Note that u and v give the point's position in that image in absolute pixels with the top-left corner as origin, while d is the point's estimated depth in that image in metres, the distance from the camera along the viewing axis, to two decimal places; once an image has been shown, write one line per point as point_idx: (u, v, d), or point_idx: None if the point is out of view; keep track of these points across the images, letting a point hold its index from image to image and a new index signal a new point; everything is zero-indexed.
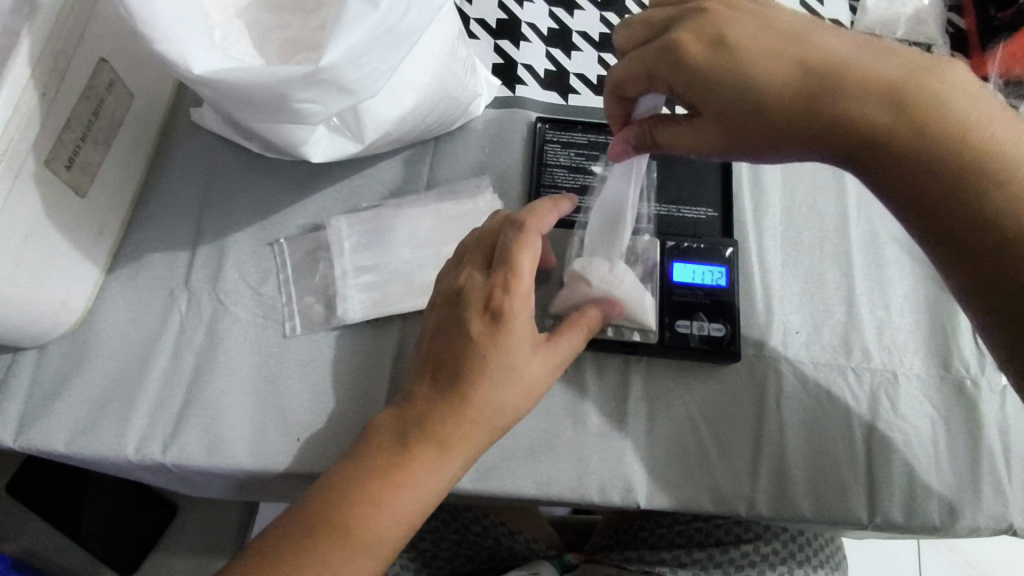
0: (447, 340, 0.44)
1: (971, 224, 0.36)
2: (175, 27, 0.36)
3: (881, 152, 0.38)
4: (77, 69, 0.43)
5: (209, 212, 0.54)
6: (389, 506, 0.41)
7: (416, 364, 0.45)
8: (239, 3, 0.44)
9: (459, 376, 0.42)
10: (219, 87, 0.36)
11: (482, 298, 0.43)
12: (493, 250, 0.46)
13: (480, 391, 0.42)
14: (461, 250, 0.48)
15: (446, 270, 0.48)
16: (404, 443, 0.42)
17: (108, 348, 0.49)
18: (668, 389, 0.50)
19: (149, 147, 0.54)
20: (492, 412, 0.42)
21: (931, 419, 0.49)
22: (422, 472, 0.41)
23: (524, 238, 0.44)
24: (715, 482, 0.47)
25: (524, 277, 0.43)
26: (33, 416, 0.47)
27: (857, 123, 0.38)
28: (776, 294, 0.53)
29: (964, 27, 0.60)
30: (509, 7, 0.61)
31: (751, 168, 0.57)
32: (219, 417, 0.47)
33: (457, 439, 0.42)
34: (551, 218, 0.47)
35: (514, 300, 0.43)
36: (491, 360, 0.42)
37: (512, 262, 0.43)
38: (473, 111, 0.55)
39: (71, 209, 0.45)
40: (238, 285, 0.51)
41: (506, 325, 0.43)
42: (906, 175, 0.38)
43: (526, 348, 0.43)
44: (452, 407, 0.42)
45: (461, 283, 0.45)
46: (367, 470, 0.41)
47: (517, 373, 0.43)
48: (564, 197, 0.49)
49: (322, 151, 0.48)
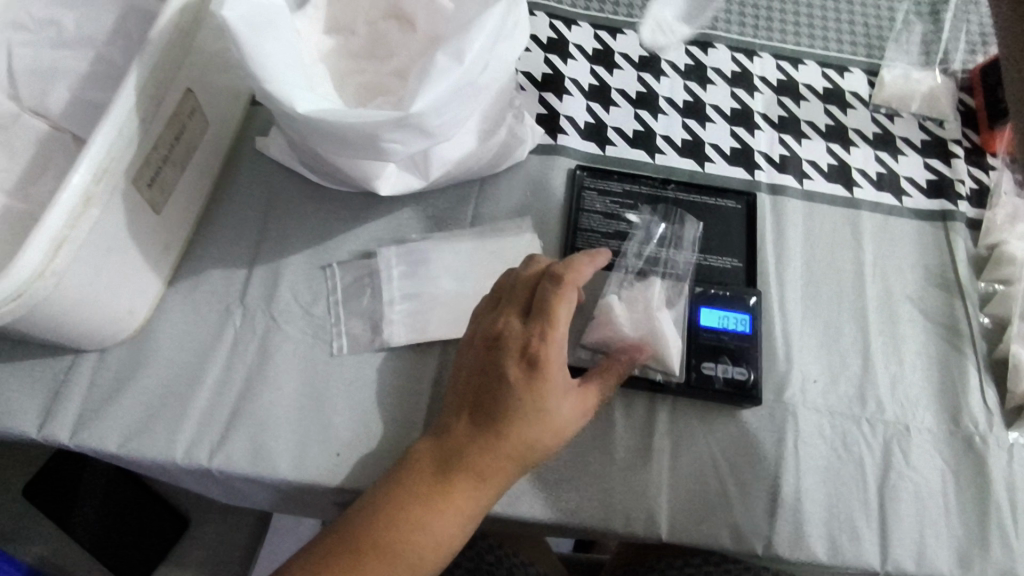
0: (485, 379, 0.47)
1: None
2: (278, 70, 0.38)
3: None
4: (170, 97, 0.47)
5: (268, 234, 0.57)
6: (428, 531, 0.44)
7: (454, 397, 0.48)
8: (322, 48, 0.48)
9: (496, 414, 0.45)
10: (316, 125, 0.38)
11: (519, 344, 0.46)
12: (530, 298, 0.49)
13: (515, 429, 0.45)
14: (499, 293, 0.51)
15: (483, 312, 0.51)
16: (445, 472, 0.45)
17: (164, 356, 0.52)
18: (692, 428, 0.52)
19: (216, 170, 0.58)
20: (526, 449, 0.45)
21: (940, 471, 0.52)
22: (461, 501, 0.44)
23: (561, 290, 0.47)
24: (735, 519, 0.49)
25: (560, 328, 0.46)
26: (89, 416, 0.50)
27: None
28: (797, 344, 0.56)
29: (973, 106, 0.66)
30: (554, 63, 0.66)
31: (775, 224, 0.60)
32: (265, 429, 0.50)
33: (491, 472, 0.45)
34: (587, 271, 0.49)
35: (551, 348, 0.46)
36: (526, 402, 0.45)
37: (550, 313, 0.46)
38: (516, 155, 0.59)
39: (147, 222, 0.49)
40: (290, 304, 0.55)
41: (543, 371, 0.45)
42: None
43: (560, 392, 0.46)
44: (491, 443, 0.45)
45: (500, 327, 0.48)
46: (408, 496, 0.44)
47: (551, 414, 0.45)
48: (600, 251, 0.52)
49: (389, 185, 0.52)
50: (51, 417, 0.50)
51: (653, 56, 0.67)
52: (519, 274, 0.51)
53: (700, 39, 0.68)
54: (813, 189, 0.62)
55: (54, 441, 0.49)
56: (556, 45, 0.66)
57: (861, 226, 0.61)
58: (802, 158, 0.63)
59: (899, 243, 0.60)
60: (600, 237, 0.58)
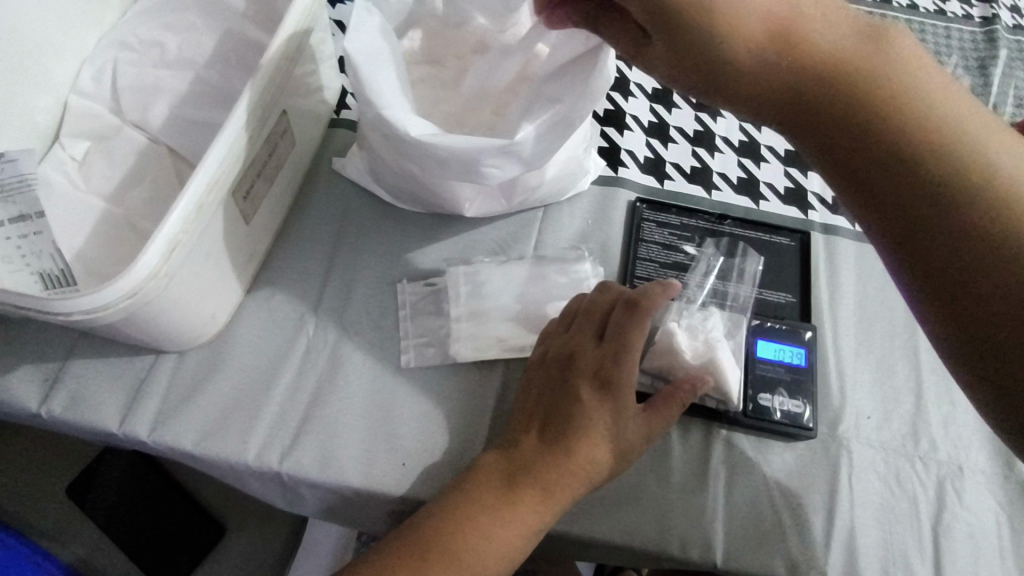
0: (557, 396, 0.49)
1: (943, 207, 0.35)
2: (388, 96, 0.41)
3: (879, 153, 0.37)
4: (271, 117, 0.50)
5: (341, 249, 0.60)
6: (494, 543, 0.45)
7: (523, 413, 0.50)
8: (412, 77, 0.52)
9: (567, 431, 0.47)
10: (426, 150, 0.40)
11: (593, 365, 0.49)
12: (604, 322, 0.52)
13: (584, 447, 0.46)
14: (570, 316, 0.54)
15: (554, 332, 0.53)
16: (513, 485, 0.46)
17: (240, 361, 0.54)
18: (747, 458, 0.53)
19: (295, 187, 0.61)
20: (594, 467, 0.47)
21: (993, 514, 0.52)
22: (526, 515, 0.45)
23: (636, 318, 0.50)
24: (790, 551, 0.50)
25: (635, 353, 0.49)
26: (168, 415, 0.52)
27: (931, 121, 0.36)
28: (850, 380, 0.57)
29: None
30: (616, 100, 0.69)
31: (828, 262, 0.62)
32: (334, 435, 0.52)
33: (558, 490, 0.46)
34: (661, 301, 0.51)
35: (624, 371, 0.49)
36: (597, 421, 0.47)
37: (625, 339, 0.49)
38: (580, 185, 0.62)
39: (238, 232, 0.51)
40: (361, 316, 0.57)
41: (616, 393, 0.48)
42: (941, 220, 0.35)
43: (629, 414, 0.48)
44: (560, 459, 0.46)
45: (573, 347, 0.51)
46: (477, 507, 0.46)
47: (620, 434, 0.47)
48: (671, 282, 0.53)
49: (475, 208, 0.58)
50: (131, 413, 0.52)
51: None
52: (591, 299, 0.54)
53: None
54: None
55: (133, 437, 0.51)
56: (617, 83, 0.70)
57: None
58: None
59: None
60: (659, 267, 0.60)
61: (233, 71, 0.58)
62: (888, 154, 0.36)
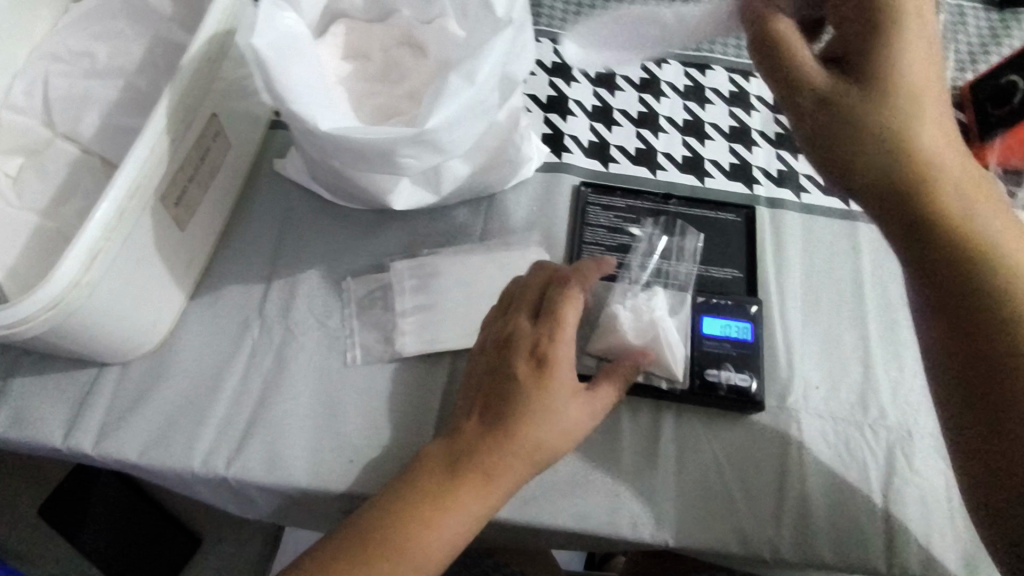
0: (496, 378, 0.48)
1: (956, 287, 0.37)
2: (300, 88, 0.40)
3: (987, 279, 0.37)
4: (197, 121, 0.50)
5: (284, 250, 0.59)
6: (437, 530, 0.44)
7: (465, 400, 0.50)
8: (338, 72, 0.51)
9: (506, 413, 0.46)
10: (336, 142, 0.40)
11: (530, 344, 0.49)
12: (540, 302, 0.51)
13: (523, 427, 0.46)
14: (508, 299, 0.53)
15: (493, 318, 0.53)
16: (451, 473, 0.46)
17: (185, 367, 0.54)
18: (697, 435, 0.54)
19: (236, 191, 0.61)
20: (532, 448, 0.46)
21: (944, 476, 0.52)
22: (465, 502, 0.45)
23: (568, 293, 0.50)
24: (741, 525, 0.50)
25: (568, 329, 0.49)
26: (113, 426, 0.52)
27: (936, 174, 0.38)
28: (798, 351, 0.57)
29: (965, 121, 0.66)
30: (558, 86, 0.68)
31: (774, 236, 0.62)
32: (281, 436, 0.52)
33: (500, 471, 0.46)
34: (593, 279, 0.53)
35: (559, 347, 0.48)
36: (534, 399, 0.46)
37: (558, 315, 0.49)
38: (524, 172, 0.62)
39: (172, 240, 0.51)
40: (305, 316, 0.57)
41: (551, 369, 0.47)
42: (977, 327, 0.36)
43: (567, 391, 0.47)
44: (499, 441, 0.46)
45: (511, 329, 0.50)
46: (418, 493, 0.45)
47: (559, 412, 0.47)
48: (605, 258, 0.55)
49: (403, 199, 0.54)
50: (76, 426, 0.52)
51: (654, 77, 0.69)
52: (528, 280, 0.53)
53: (699, 60, 0.70)
54: (811, 202, 0.64)
55: (78, 450, 0.51)
56: (559, 69, 0.69)
57: (858, 237, 0.62)
58: (799, 173, 0.66)
59: None
60: (604, 250, 0.60)
61: (162, 77, 0.58)
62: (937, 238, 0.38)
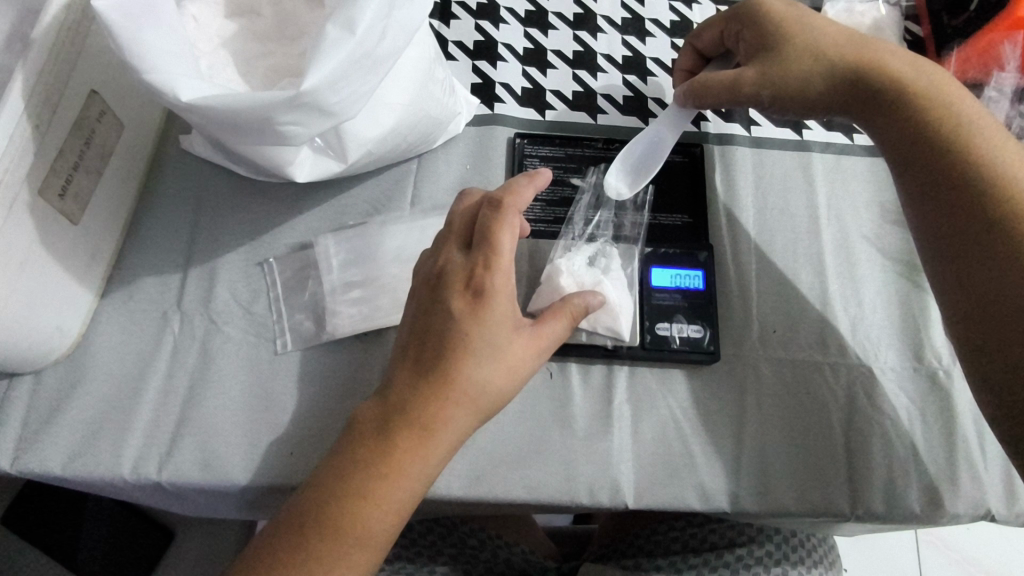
0: (429, 319, 0.43)
1: (954, 177, 0.42)
2: (161, 57, 0.38)
3: (963, 170, 0.42)
4: (68, 102, 0.45)
5: (200, 235, 0.55)
6: (380, 499, 0.39)
7: (397, 348, 0.44)
8: (224, 33, 0.46)
9: (442, 356, 0.41)
10: (206, 112, 0.38)
11: (464, 276, 0.44)
12: (470, 232, 0.46)
13: (460, 369, 0.41)
14: (437, 236, 0.48)
15: (425, 258, 0.48)
16: (387, 431, 0.40)
17: (102, 371, 0.50)
18: (651, 392, 0.51)
19: (140, 176, 0.56)
20: (477, 392, 0.42)
21: (907, 411, 0.51)
22: (407, 460, 0.40)
23: (502, 216, 0.45)
24: (701, 480, 0.49)
25: (504, 254, 0.44)
26: (29, 440, 0.48)
27: (922, 91, 0.45)
28: (753, 295, 0.54)
29: (921, 35, 0.63)
30: (486, 29, 0.63)
31: (725, 175, 0.59)
32: (213, 434, 0.48)
33: (442, 421, 0.41)
34: (528, 194, 0.47)
35: (496, 277, 0.43)
36: (473, 335, 0.42)
37: (490, 241, 0.44)
38: (452, 129, 0.57)
39: (64, 235, 0.47)
40: (229, 305, 0.53)
41: (489, 301, 0.43)
42: (960, 163, 0.42)
43: (508, 325, 0.43)
44: (436, 389, 0.41)
45: (441, 265, 0.45)
46: (352, 462, 0.40)
47: (501, 348, 0.42)
48: (539, 171, 0.50)
49: (307, 171, 0.50)
50: None
51: (588, 12, 0.64)
52: (456, 209, 0.48)
53: None
54: (762, 135, 0.60)
55: None
56: (486, 10, 0.64)
57: (812, 168, 0.59)
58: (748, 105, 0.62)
59: (853, 182, 0.59)
60: (545, 204, 0.56)
61: None
62: (919, 135, 0.44)
